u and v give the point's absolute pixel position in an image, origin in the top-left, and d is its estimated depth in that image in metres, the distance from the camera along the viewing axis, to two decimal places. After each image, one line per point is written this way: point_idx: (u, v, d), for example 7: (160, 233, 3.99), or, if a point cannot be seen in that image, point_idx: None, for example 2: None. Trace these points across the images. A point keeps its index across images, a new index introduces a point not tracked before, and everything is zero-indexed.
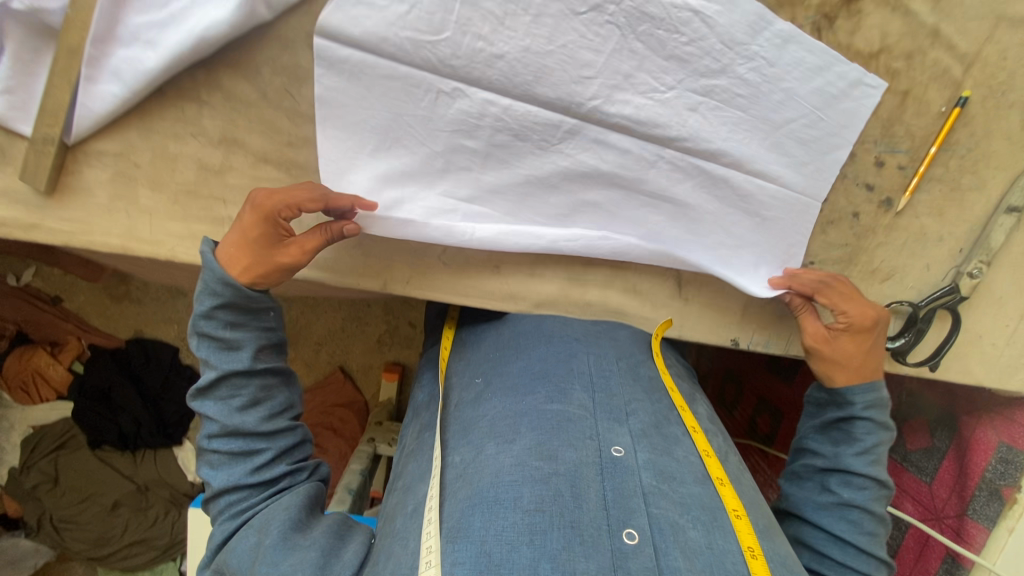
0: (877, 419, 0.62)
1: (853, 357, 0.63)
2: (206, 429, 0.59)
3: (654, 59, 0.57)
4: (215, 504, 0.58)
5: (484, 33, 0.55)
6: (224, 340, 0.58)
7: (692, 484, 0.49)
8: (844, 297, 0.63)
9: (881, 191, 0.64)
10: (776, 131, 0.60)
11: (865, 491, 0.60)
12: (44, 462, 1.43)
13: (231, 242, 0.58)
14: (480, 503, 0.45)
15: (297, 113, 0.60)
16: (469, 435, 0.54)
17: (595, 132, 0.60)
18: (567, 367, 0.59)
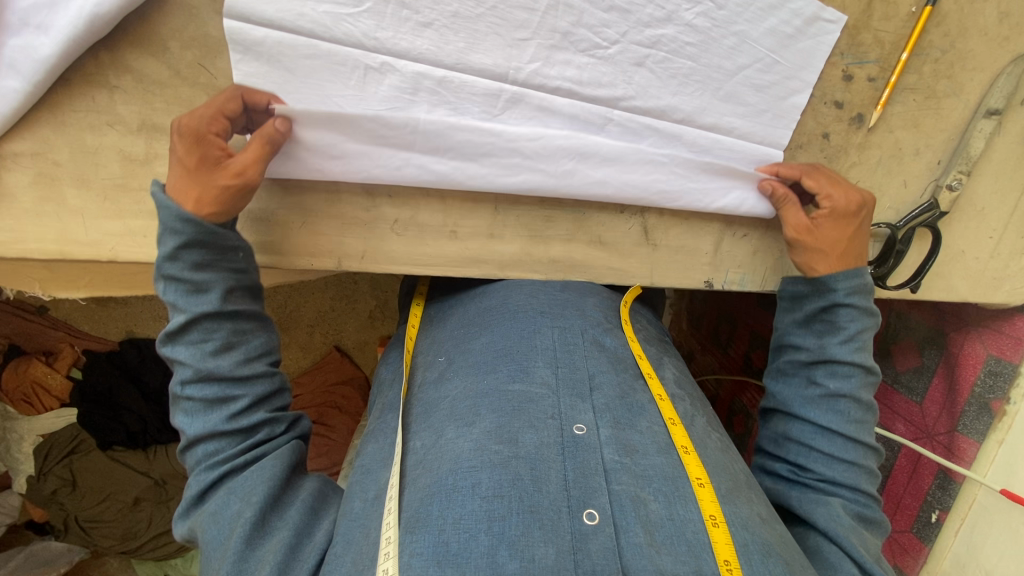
0: (866, 301, 0.60)
1: (835, 243, 0.60)
2: (178, 374, 0.54)
3: (592, 12, 0.55)
4: (191, 454, 0.55)
5: (408, 1, 0.53)
6: (190, 281, 0.54)
7: (654, 455, 0.50)
8: (830, 182, 0.59)
9: (851, 106, 0.60)
10: (730, 79, 0.58)
11: (851, 379, 0.59)
12: (59, 468, 1.43)
13: (176, 175, 0.54)
14: (439, 491, 0.45)
15: (214, 88, 0.56)
16: (431, 417, 0.54)
17: (543, 82, 0.57)
18: (530, 343, 0.58)
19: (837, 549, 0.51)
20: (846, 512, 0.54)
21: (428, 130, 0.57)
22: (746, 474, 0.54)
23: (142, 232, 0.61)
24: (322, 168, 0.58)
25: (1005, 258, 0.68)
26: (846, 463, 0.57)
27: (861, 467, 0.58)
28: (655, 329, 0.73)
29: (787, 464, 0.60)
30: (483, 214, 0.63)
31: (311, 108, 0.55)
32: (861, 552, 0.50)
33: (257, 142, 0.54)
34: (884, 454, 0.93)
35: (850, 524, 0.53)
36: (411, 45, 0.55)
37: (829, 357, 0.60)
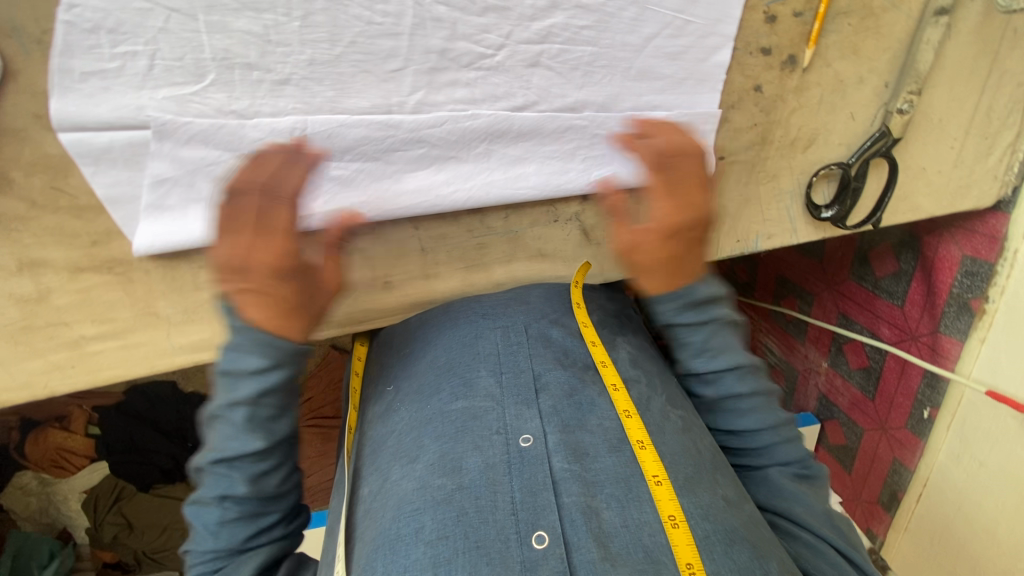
0: (694, 306, 0.56)
1: (663, 261, 0.54)
2: (216, 482, 0.49)
3: (466, 19, 0.47)
4: (196, 562, 0.50)
5: (254, 61, 0.46)
6: (267, 411, 0.50)
7: (606, 455, 0.46)
8: (687, 180, 0.53)
9: (780, 50, 0.53)
10: (641, 53, 0.51)
11: (722, 378, 0.57)
12: (111, 516, 1.34)
13: (269, 287, 0.48)
14: (383, 543, 0.41)
15: (82, 207, 0.50)
16: (378, 457, 0.51)
17: (433, 111, 0.51)
18: (473, 352, 0.55)
19: (790, 522, 0.52)
20: (785, 480, 0.54)
21: (321, 155, 0.51)
22: (713, 452, 0.50)
23: (69, 363, 0.57)
24: (214, 230, 0.53)
25: (970, 163, 0.64)
26: (770, 444, 0.56)
27: (779, 441, 0.56)
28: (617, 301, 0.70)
29: None
30: (412, 258, 0.59)
31: (156, 159, 0.49)
32: (811, 520, 0.51)
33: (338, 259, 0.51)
34: (872, 358, 0.94)
35: (794, 491, 0.53)
36: (275, 112, 0.48)
37: (693, 364, 0.58)
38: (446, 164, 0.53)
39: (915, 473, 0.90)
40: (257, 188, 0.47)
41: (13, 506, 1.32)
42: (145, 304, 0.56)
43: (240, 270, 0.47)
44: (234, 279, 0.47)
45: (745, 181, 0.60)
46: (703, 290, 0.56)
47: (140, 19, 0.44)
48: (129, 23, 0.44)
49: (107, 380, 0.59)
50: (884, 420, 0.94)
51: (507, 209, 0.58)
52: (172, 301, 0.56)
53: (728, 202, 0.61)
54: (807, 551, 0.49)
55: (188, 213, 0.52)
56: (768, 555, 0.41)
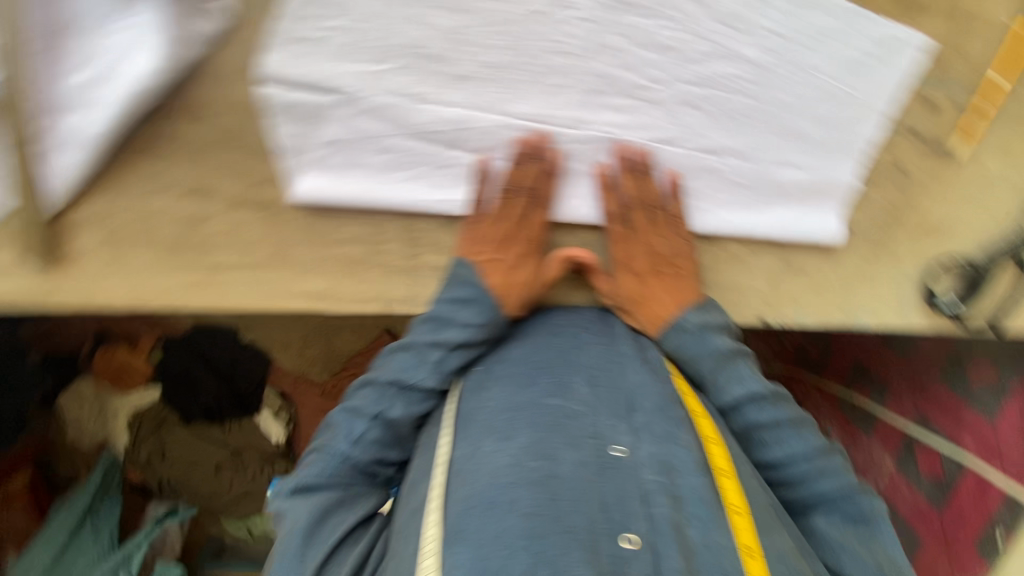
0: (699, 334, 0.56)
1: (633, 295, 0.57)
2: (376, 396, 0.53)
3: (639, 53, 0.51)
4: (322, 455, 0.52)
5: (443, 54, 0.51)
6: (453, 366, 0.54)
7: (694, 475, 0.46)
8: (645, 230, 0.56)
9: (931, 135, 0.56)
10: (795, 113, 0.53)
11: (753, 408, 0.56)
12: (149, 441, 1.03)
13: (523, 265, 0.56)
14: (477, 506, 0.42)
15: (261, 150, 0.57)
16: (463, 427, 0.50)
17: (584, 130, 0.54)
18: (571, 357, 0.54)
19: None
20: (834, 531, 0.53)
21: (471, 148, 0.55)
22: (775, 503, 0.51)
23: (203, 283, 0.62)
24: (362, 194, 0.57)
25: None
26: (805, 474, 0.55)
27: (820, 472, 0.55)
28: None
29: None
30: None
31: (336, 124, 0.54)
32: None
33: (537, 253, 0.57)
34: (948, 469, 0.90)
35: (842, 544, 0.52)
36: (445, 100, 0.53)
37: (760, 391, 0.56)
38: (582, 178, 0.56)
39: None
40: (525, 189, 0.55)
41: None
42: (281, 248, 0.61)
43: (487, 243, 0.56)
44: (487, 249, 0.56)
45: (865, 257, 0.60)
46: (690, 318, 0.56)
47: (361, 1, 0.50)
48: (350, 3, 0.50)
49: (226, 309, 0.62)
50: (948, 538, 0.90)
51: None
52: (305, 250, 0.61)
53: (842, 272, 0.60)
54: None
55: (345, 173, 0.57)
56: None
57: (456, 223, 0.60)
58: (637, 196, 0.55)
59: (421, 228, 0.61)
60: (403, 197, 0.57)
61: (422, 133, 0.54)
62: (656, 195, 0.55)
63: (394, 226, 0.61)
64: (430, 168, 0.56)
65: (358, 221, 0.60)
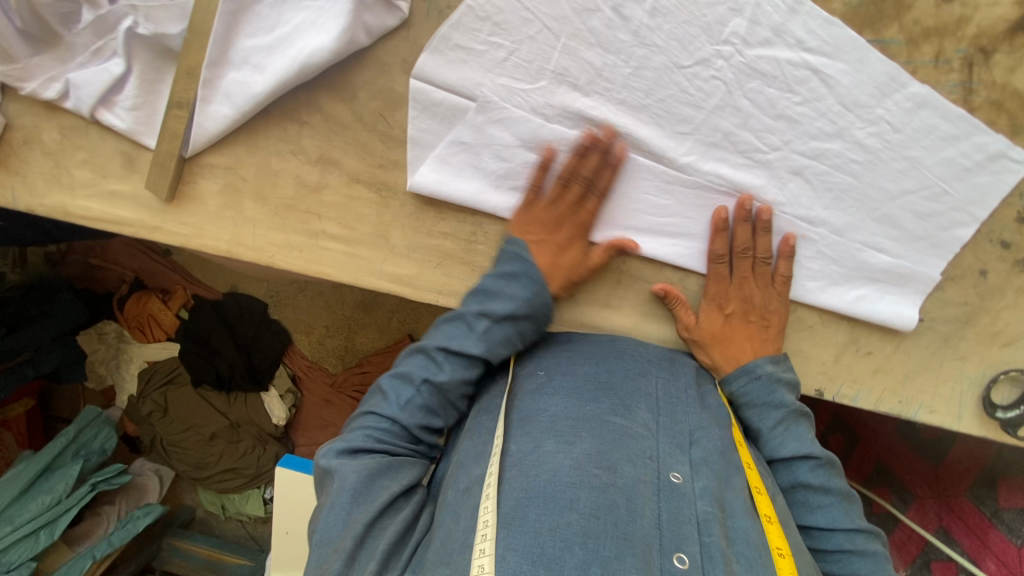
0: (768, 385, 0.58)
1: (713, 333, 0.60)
2: (422, 365, 0.57)
3: (760, 118, 0.55)
4: (369, 416, 0.56)
5: (579, 84, 0.56)
6: (495, 337, 0.57)
7: (743, 516, 0.48)
8: (745, 277, 0.60)
9: (1018, 248, 0.58)
10: (891, 201, 0.57)
11: (796, 468, 0.56)
12: (155, 394, 1.27)
13: (570, 249, 0.59)
14: (537, 498, 0.44)
15: (389, 137, 0.61)
16: (527, 426, 0.52)
17: (694, 176, 0.58)
18: (633, 384, 0.55)
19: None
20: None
21: None
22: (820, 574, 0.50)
23: (300, 246, 0.66)
24: (471, 195, 0.61)
25: None
26: (840, 550, 0.54)
27: (854, 553, 0.54)
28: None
29: None
30: (604, 283, 0.63)
31: (469, 127, 0.58)
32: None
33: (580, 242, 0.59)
34: None
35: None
36: (574, 126, 0.58)
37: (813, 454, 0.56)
38: (679, 220, 0.60)
39: None
40: (583, 178, 0.57)
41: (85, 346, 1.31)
42: (383, 229, 0.65)
43: (540, 223, 0.59)
44: (539, 230, 0.59)
45: (933, 349, 0.62)
46: (766, 367, 0.58)
47: (521, 24, 0.55)
48: (510, 24, 0.56)
49: (318, 273, 0.66)
50: None
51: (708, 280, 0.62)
52: (405, 234, 0.65)
53: (905, 364, 0.62)
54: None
55: (461, 172, 0.61)
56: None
57: None
58: (748, 245, 0.58)
59: None
60: (509, 205, 0.61)
61: (545, 148, 0.58)
62: (768, 250, 0.59)
63: (492, 229, 0.64)
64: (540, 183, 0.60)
65: (461, 218, 0.64)
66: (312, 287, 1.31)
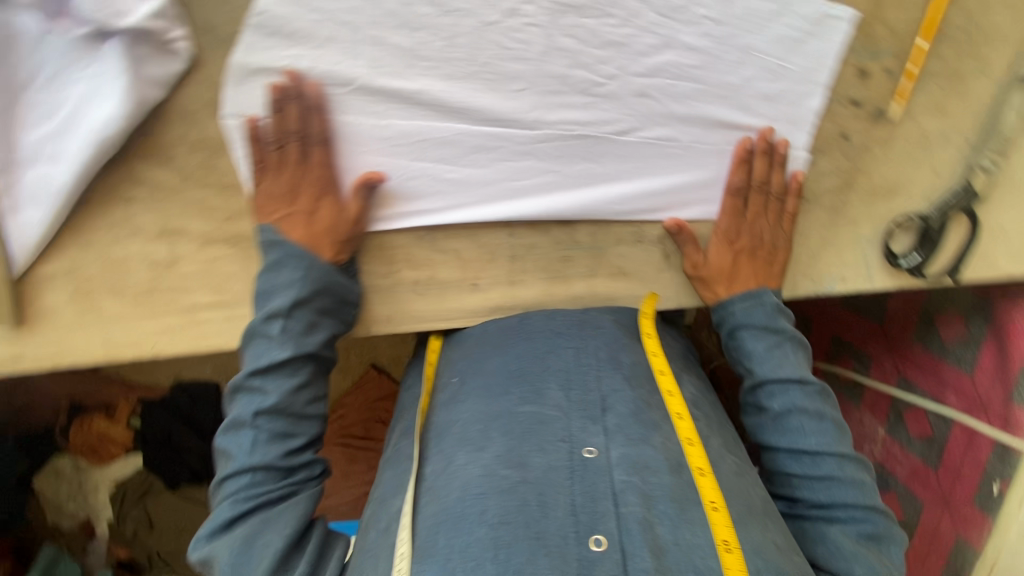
0: (772, 312, 0.60)
1: (720, 268, 0.61)
2: (247, 401, 0.54)
3: (588, 52, 0.53)
4: (226, 479, 0.53)
5: (397, 71, 0.53)
6: (299, 328, 0.55)
7: (665, 473, 0.49)
8: (758, 211, 0.60)
9: (869, 103, 0.57)
10: (740, 94, 0.56)
11: (791, 392, 0.57)
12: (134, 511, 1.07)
13: (320, 211, 0.56)
14: (448, 519, 0.45)
15: (226, 186, 0.57)
16: (442, 441, 0.53)
17: (546, 129, 0.56)
18: (543, 364, 0.57)
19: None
20: (843, 537, 0.52)
21: (435, 158, 0.56)
22: (764, 502, 0.51)
23: (182, 327, 0.62)
24: None
25: None
26: (831, 474, 0.54)
27: (842, 480, 0.54)
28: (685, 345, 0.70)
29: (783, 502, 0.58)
30: (500, 263, 0.63)
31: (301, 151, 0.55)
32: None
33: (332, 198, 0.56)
34: (936, 427, 0.91)
35: (852, 552, 0.51)
36: (409, 116, 0.55)
37: (808, 378, 0.58)
38: (547, 177, 0.58)
39: (982, 554, 0.84)
40: (295, 134, 0.53)
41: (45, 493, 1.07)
42: None
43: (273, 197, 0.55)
44: (282, 204, 0.55)
45: (825, 223, 0.62)
46: (772, 296, 0.61)
47: (312, 28, 0.51)
48: (301, 31, 0.51)
49: (209, 349, 0.63)
50: (948, 494, 0.90)
51: (596, 224, 0.62)
52: None
53: (805, 244, 0.63)
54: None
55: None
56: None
57: (429, 236, 0.61)
58: (767, 177, 0.59)
59: (396, 244, 0.61)
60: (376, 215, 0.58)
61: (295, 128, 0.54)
62: (781, 184, 0.59)
63: (368, 245, 0.61)
64: (395, 182, 0.57)
65: None
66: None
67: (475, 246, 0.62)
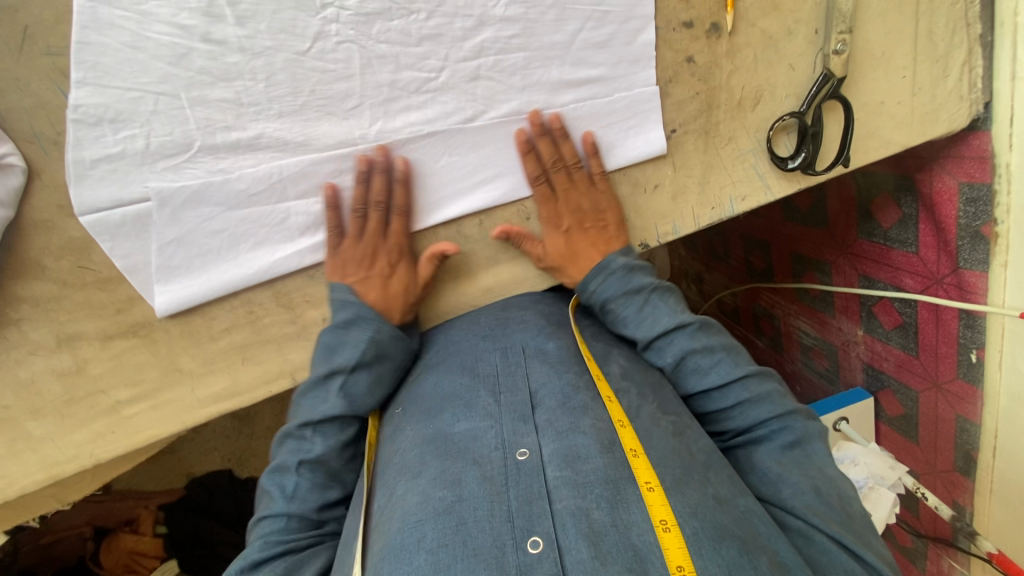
0: (624, 275, 0.60)
1: (562, 253, 0.62)
2: (295, 447, 0.55)
3: (407, 51, 0.53)
4: (258, 529, 0.53)
5: (231, 123, 0.53)
6: (358, 390, 0.57)
7: (595, 456, 0.47)
8: (566, 189, 0.60)
9: (701, 21, 0.57)
10: (571, 48, 0.55)
11: (678, 341, 0.58)
12: None
13: (394, 277, 0.59)
14: (389, 552, 0.42)
15: (105, 280, 0.57)
16: (386, 471, 0.52)
17: (394, 137, 0.55)
18: (473, 374, 0.58)
19: (778, 509, 0.50)
20: (770, 462, 0.53)
21: (299, 194, 0.56)
22: (707, 454, 0.51)
23: (110, 429, 0.62)
24: (219, 281, 0.58)
25: (929, 89, 0.64)
26: (740, 401, 0.56)
27: (753, 401, 0.56)
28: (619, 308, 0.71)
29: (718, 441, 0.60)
30: None
31: (167, 224, 0.55)
32: (799, 504, 0.49)
33: (394, 265, 0.59)
34: (904, 313, 0.89)
35: (778, 474, 0.52)
36: (256, 162, 0.55)
37: (687, 319, 0.59)
38: (412, 182, 0.58)
39: (983, 427, 0.83)
40: (379, 204, 0.57)
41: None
42: (170, 363, 0.61)
43: (356, 257, 0.58)
44: (355, 268, 0.58)
45: (703, 149, 0.62)
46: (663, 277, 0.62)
47: (134, 106, 0.51)
48: (124, 112, 0.51)
49: (145, 443, 0.64)
50: (935, 376, 0.88)
51: (480, 215, 0.61)
52: (192, 355, 0.61)
53: (693, 174, 0.63)
54: (797, 541, 0.47)
55: (196, 268, 0.57)
56: (758, 550, 0.41)
57: (321, 271, 0.60)
58: (555, 157, 0.58)
59: (291, 289, 0.60)
60: (259, 266, 0.58)
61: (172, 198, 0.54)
62: (573, 154, 0.58)
63: (265, 298, 0.60)
64: (267, 231, 0.57)
65: (228, 308, 0.60)
66: (259, 424, 1.35)
67: None
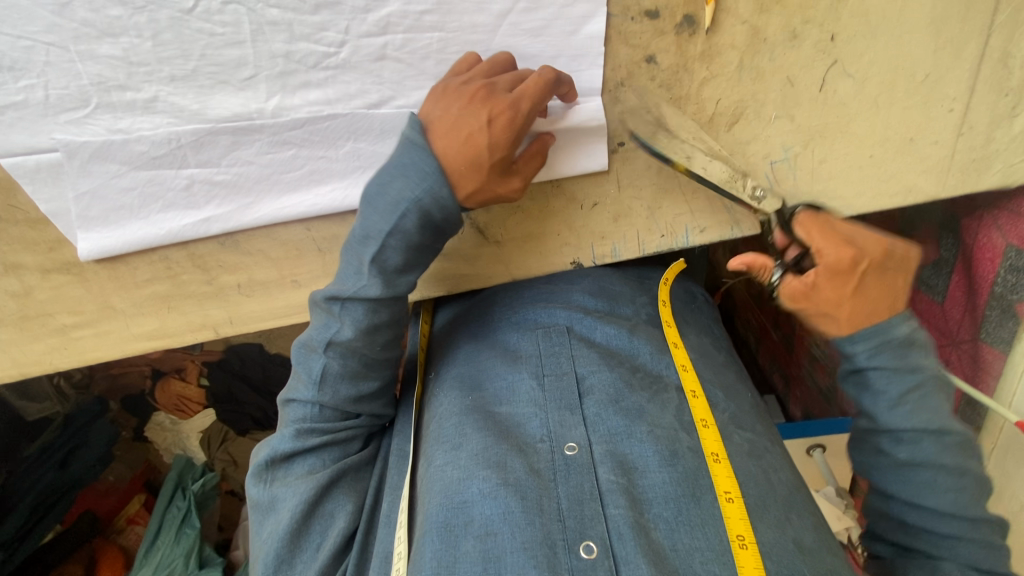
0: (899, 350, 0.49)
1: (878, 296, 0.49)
2: (321, 328, 0.52)
3: (302, 18, 0.46)
4: (289, 410, 0.55)
5: (124, 82, 0.49)
6: (394, 264, 0.49)
7: (656, 471, 0.46)
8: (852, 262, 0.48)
9: (671, 11, 0.47)
10: (498, 32, 0.47)
11: (925, 443, 0.49)
12: (220, 452, 1.38)
13: (488, 128, 0.45)
14: (435, 529, 0.45)
15: (34, 219, 0.59)
16: (426, 440, 0.54)
17: (292, 115, 0.50)
18: (515, 356, 0.57)
19: None
20: None
21: (201, 163, 0.54)
22: (789, 489, 0.48)
23: (61, 346, 0.68)
24: (135, 237, 0.58)
25: (984, 129, 0.50)
26: (951, 535, 0.48)
27: (971, 540, 0.48)
28: (633, 285, 0.66)
29: (885, 545, 0.53)
30: (312, 257, 0.61)
31: (83, 179, 0.53)
32: None
33: (487, 115, 0.45)
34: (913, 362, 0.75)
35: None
36: (154, 126, 0.51)
37: (949, 432, 0.49)
38: (318, 165, 0.54)
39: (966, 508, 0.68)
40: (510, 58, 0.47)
41: (155, 438, 1.35)
42: (103, 300, 0.65)
43: (457, 91, 0.45)
44: (454, 102, 0.45)
45: (658, 169, 0.54)
46: (902, 331, 0.50)
47: (27, 55, 0.48)
48: (17, 59, 0.48)
49: (91, 362, 0.69)
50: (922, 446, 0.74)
51: None
52: (122, 296, 0.64)
53: (636, 196, 0.55)
54: None
55: (113, 222, 0.57)
56: None
57: (231, 240, 0.60)
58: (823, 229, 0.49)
59: (204, 252, 0.61)
60: (170, 229, 0.58)
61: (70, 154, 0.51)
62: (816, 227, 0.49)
63: (181, 257, 0.61)
64: (173, 195, 0.56)
65: (149, 261, 0.62)
66: None
67: (277, 245, 0.60)
